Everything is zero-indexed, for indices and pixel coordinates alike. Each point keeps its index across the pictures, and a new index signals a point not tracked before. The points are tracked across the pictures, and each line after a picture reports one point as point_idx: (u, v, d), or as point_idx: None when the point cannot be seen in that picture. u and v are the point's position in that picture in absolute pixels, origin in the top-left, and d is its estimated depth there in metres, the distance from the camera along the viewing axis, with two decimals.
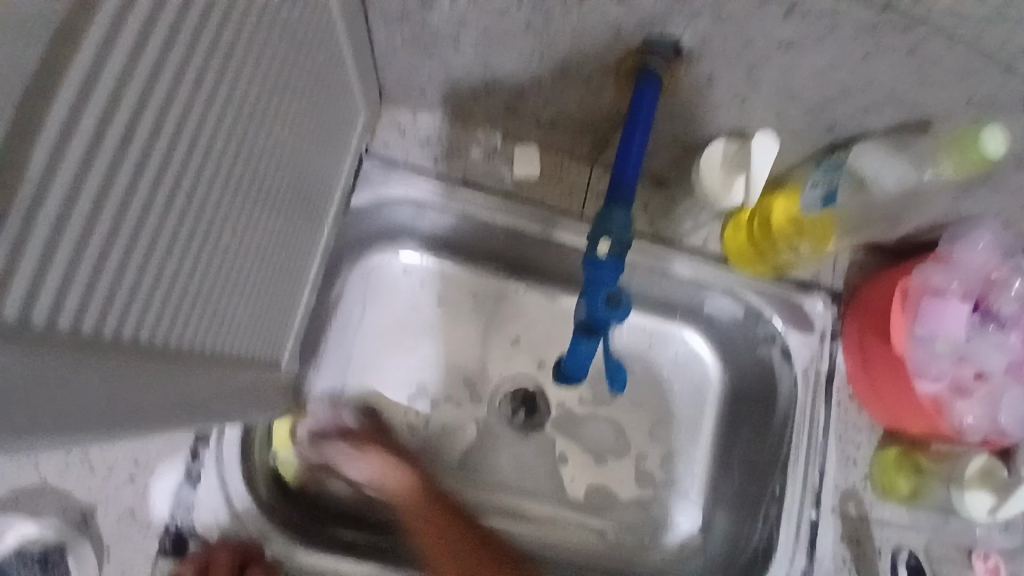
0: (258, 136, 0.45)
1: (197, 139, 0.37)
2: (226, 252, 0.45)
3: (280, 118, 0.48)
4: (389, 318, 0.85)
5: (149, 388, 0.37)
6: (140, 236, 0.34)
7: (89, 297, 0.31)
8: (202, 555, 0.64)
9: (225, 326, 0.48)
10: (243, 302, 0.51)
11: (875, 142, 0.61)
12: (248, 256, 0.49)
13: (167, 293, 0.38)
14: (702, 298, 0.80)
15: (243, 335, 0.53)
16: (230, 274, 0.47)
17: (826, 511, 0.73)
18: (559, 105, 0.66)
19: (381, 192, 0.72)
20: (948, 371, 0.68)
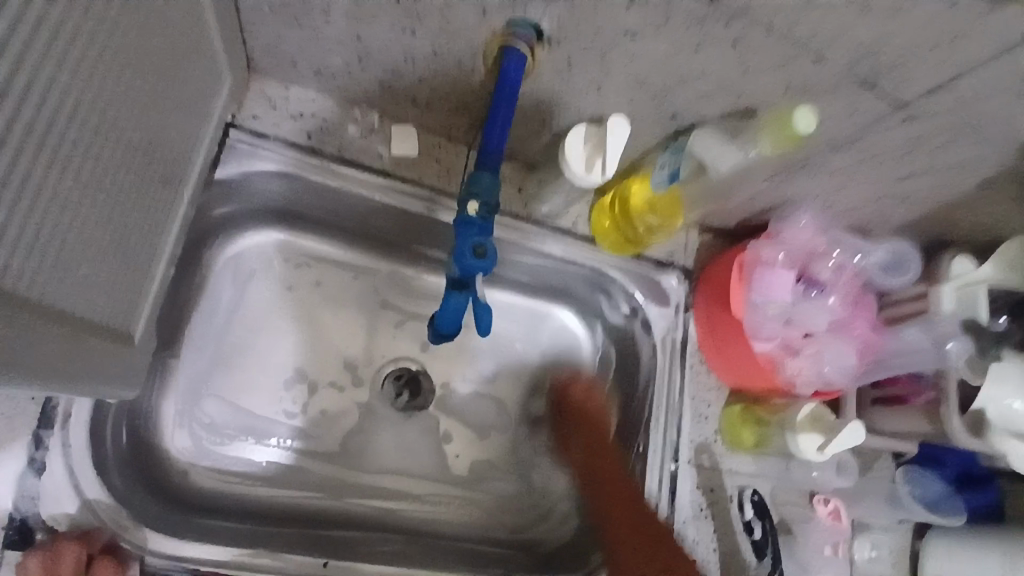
0: (103, 73, 0.43)
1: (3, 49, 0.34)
2: (60, 187, 0.42)
3: (133, 63, 0.46)
4: (262, 301, 0.83)
5: None
6: None
7: None
8: (49, 547, 0.59)
9: (62, 280, 0.45)
10: (88, 258, 0.48)
11: (708, 130, 0.68)
12: (86, 202, 0.46)
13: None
14: (576, 274, 0.84)
15: (86, 295, 0.48)
16: (66, 218, 0.44)
17: (684, 463, 0.80)
18: (433, 85, 0.68)
19: (251, 166, 0.70)
20: (777, 333, 0.77)
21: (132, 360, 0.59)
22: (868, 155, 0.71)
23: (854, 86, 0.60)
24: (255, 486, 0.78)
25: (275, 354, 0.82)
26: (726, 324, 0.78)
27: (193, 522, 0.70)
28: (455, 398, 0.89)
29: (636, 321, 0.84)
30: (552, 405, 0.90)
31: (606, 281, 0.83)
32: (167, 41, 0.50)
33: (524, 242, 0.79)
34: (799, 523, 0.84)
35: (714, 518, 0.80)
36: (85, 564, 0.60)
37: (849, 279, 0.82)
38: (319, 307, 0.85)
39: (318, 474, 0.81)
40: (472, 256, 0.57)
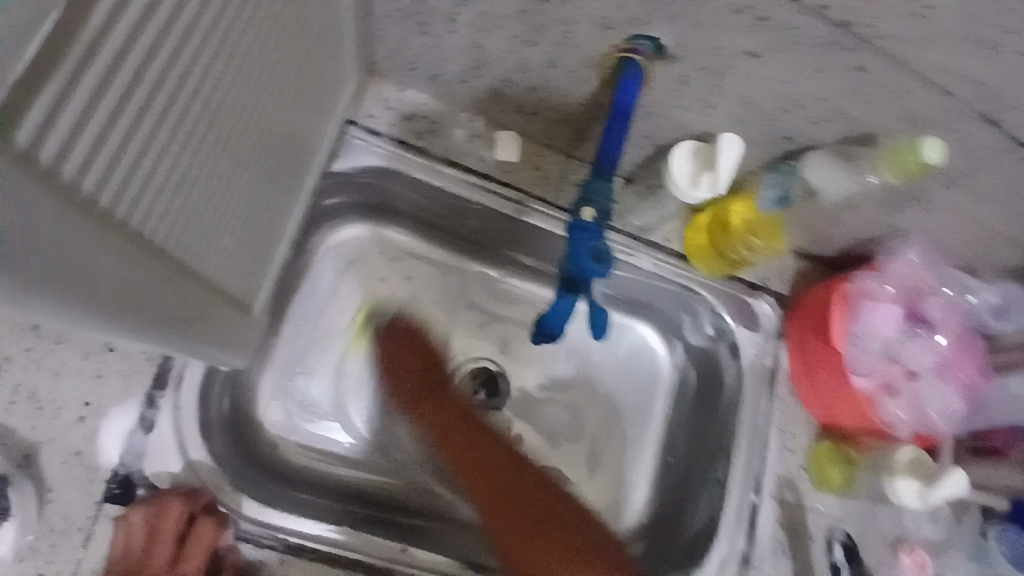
0: (265, 68, 0.48)
1: (198, 43, 0.37)
2: (219, 168, 0.46)
3: (286, 60, 0.51)
4: (357, 290, 0.87)
5: (138, 277, 0.39)
6: (145, 125, 0.35)
7: (116, 167, 0.34)
8: (151, 504, 0.63)
9: (212, 251, 0.49)
10: (228, 234, 0.52)
11: (822, 154, 0.66)
12: (235, 184, 0.50)
13: (161, 189, 0.39)
14: (664, 290, 0.83)
15: (226, 264, 0.53)
16: (220, 199, 0.48)
17: (766, 495, 0.78)
18: (542, 94, 0.70)
19: (363, 161, 0.74)
20: (878, 369, 0.75)
21: (246, 333, 0.64)
22: (987, 193, 0.67)
23: (983, 119, 0.57)
24: (337, 466, 0.82)
25: (362, 344, 0.86)
26: (820, 355, 0.76)
27: (283, 494, 0.75)
28: (530, 403, 0.90)
29: (723, 344, 0.82)
30: (625, 421, 0.90)
31: (695, 300, 0.82)
32: (313, 41, 0.54)
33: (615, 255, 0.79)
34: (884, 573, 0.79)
35: (794, 555, 0.77)
36: (186, 524, 0.64)
37: (958, 318, 0.78)
38: (409, 301, 0.89)
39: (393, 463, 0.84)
40: (591, 260, 0.58)
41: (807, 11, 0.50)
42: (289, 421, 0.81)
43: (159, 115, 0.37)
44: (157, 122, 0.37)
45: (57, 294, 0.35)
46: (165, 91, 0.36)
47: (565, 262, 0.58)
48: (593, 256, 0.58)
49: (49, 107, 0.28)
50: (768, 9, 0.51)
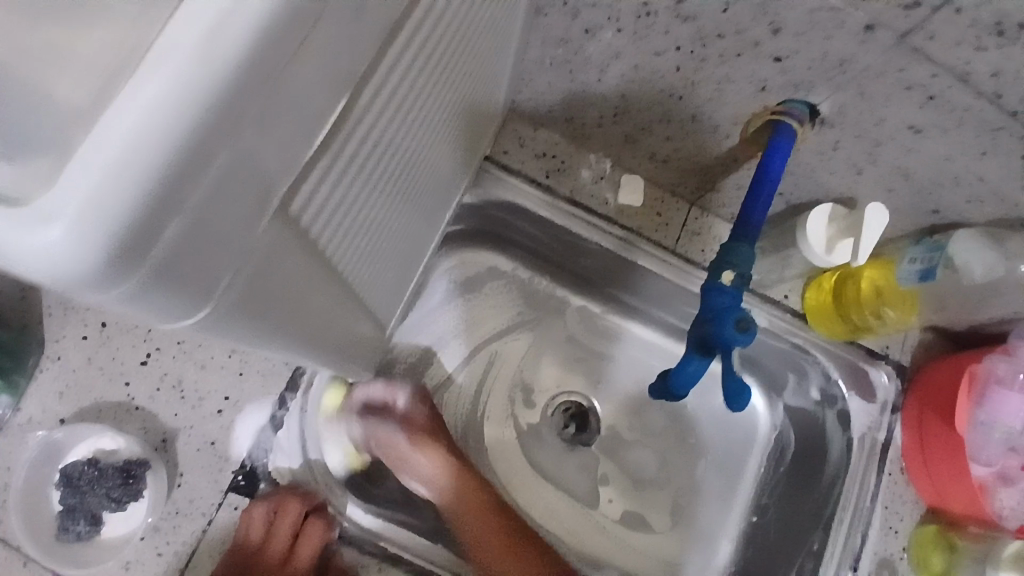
0: (446, 111, 0.51)
1: (411, 97, 0.40)
2: (396, 201, 0.49)
3: (461, 103, 0.53)
4: (469, 315, 0.90)
5: (323, 308, 0.44)
6: (365, 176, 0.39)
7: (341, 212, 0.38)
8: (271, 500, 0.66)
9: (372, 278, 0.52)
10: (386, 262, 0.55)
11: (972, 233, 0.64)
12: (400, 221, 0.53)
13: (355, 232, 0.42)
14: (777, 348, 0.82)
15: (380, 290, 0.57)
16: (387, 233, 0.51)
17: (863, 573, 0.75)
18: (679, 144, 0.71)
19: (492, 195, 0.77)
20: (997, 458, 0.71)
21: (373, 349, 0.67)
22: None
23: None
24: None
25: (466, 375, 0.89)
26: (936, 435, 0.73)
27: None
28: (619, 443, 0.90)
29: (830, 411, 0.80)
30: (715, 474, 0.89)
31: (807, 362, 0.80)
32: (481, 86, 0.58)
33: None
34: None
35: None
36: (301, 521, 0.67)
37: None
38: (513, 330, 0.91)
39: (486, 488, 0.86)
40: (735, 331, 0.56)
41: (983, 96, 0.49)
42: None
43: (366, 162, 0.39)
44: (367, 171, 0.39)
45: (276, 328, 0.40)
46: (382, 143, 0.39)
47: (700, 325, 0.59)
48: (737, 325, 0.57)
49: (315, 174, 0.32)
50: (942, 90, 0.49)
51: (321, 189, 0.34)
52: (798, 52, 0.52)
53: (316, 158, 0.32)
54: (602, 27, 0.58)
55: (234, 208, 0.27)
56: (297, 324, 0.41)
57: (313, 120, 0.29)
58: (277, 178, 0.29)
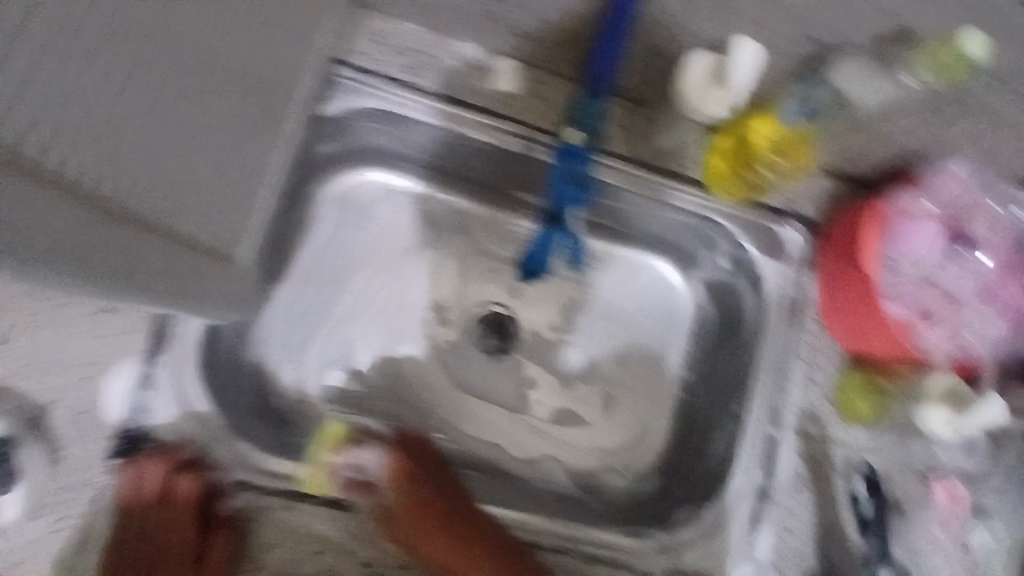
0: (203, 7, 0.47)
1: None
2: (167, 109, 0.46)
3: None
4: (367, 241, 0.84)
5: (96, 248, 0.40)
6: (61, 73, 0.37)
7: (53, 117, 0.37)
8: (133, 466, 0.64)
9: (177, 206, 0.49)
10: (194, 185, 0.51)
11: (855, 58, 0.59)
12: (182, 117, 0.47)
13: (65, 118, 0.37)
14: (683, 221, 0.79)
15: (198, 217, 0.53)
16: (172, 141, 0.47)
17: (786, 430, 0.74)
18: (541, 10, 0.64)
19: (355, 104, 0.69)
20: (911, 296, 0.68)
21: (237, 286, 0.63)
22: None
23: None
24: (356, 415, 0.82)
25: (376, 312, 0.84)
26: (846, 279, 0.70)
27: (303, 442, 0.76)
28: (542, 344, 0.88)
29: (743, 276, 0.78)
30: (638, 359, 0.88)
31: (712, 229, 0.77)
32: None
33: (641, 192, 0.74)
34: (915, 508, 0.75)
35: (816, 490, 0.74)
36: (168, 479, 0.64)
37: (1000, 235, 0.70)
38: (415, 251, 0.86)
39: (416, 413, 0.84)
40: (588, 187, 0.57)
41: None
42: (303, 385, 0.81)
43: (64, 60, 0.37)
44: (81, 66, 0.38)
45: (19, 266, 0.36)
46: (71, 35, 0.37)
47: None
48: None
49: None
50: None
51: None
52: None
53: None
54: None
55: None
56: (62, 269, 0.39)
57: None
58: None
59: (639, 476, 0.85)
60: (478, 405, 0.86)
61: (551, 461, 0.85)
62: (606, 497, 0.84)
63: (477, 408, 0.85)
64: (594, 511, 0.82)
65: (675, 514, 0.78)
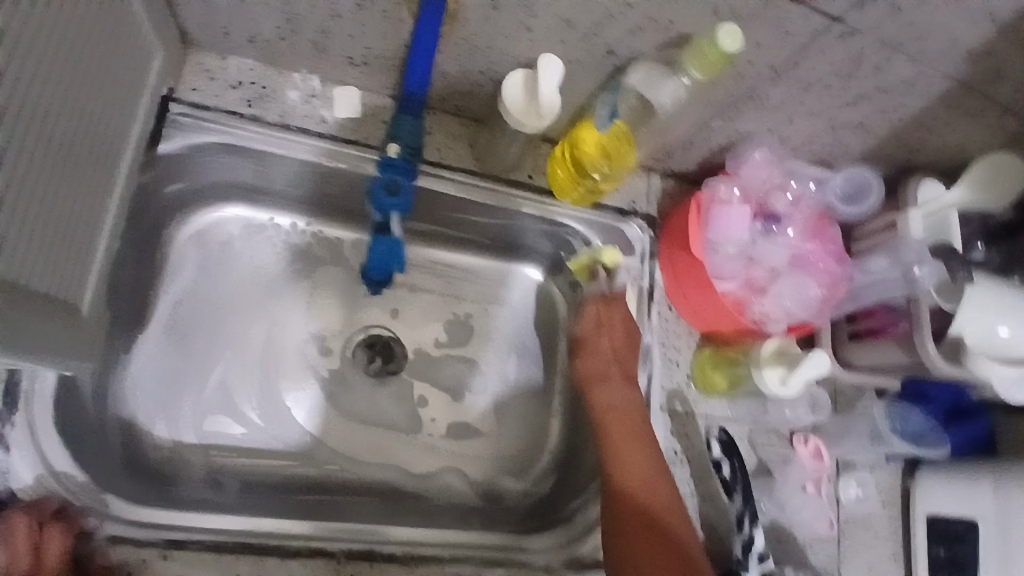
0: (45, 62, 0.48)
1: None
2: (4, 160, 0.46)
3: (67, 49, 0.51)
4: (234, 279, 0.84)
5: None
6: None
7: None
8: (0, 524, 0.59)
9: (8, 255, 0.48)
10: (31, 230, 0.51)
11: (644, 65, 0.66)
12: (10, 172, 0.47)
13: None
14: (542, 229, 0.85)
15: (35, 266, 0.52)
16: (7, 188, 0.47)
17: (655, 409, 0.79)
18: (364, 41, 0.67)
19: (195, 140, 0.70)
20: (738, 270, 0.76)
21: (84, 333, 0.61)
22: (815, 81, 0.67)
23: (783, 4, 0.57)
24: (236, 457, 0.80)
25: (247, 347, 0.83)
26: (684, 265, 0.78)
27: (185, 493, 0.75)
28: (425, 362, 0.90)
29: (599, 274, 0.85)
30: (523, 363, 0.92)
31: (567, 233, 0.84)
32: (90, 11, 0.52)
33: (498, 203, 0.80)
34: (780, 467, 0.82)
35: (690, 462, 0.78)
36: (37, 531, 0.59)
37: (806, 209, 0.80)
38: (285, 283, 0.86)
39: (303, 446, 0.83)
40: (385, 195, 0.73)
41: None
42: (178, 433, 0.79)
43: None
44: None
45: None
46: None
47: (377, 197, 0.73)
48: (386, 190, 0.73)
49: None
50: None
51: None
52: None
53: None
54: None
55: None
56: None
57: None
58: None
59: (539, 476, 0.88)
60: (367, 431, 0.86)
61: (447, 475, 0.86)
62: (507, 502, 0.86)
63: (368, 434, 0.85)
64: (491, 518, 0.83)
65: (566, 506, 0.81)
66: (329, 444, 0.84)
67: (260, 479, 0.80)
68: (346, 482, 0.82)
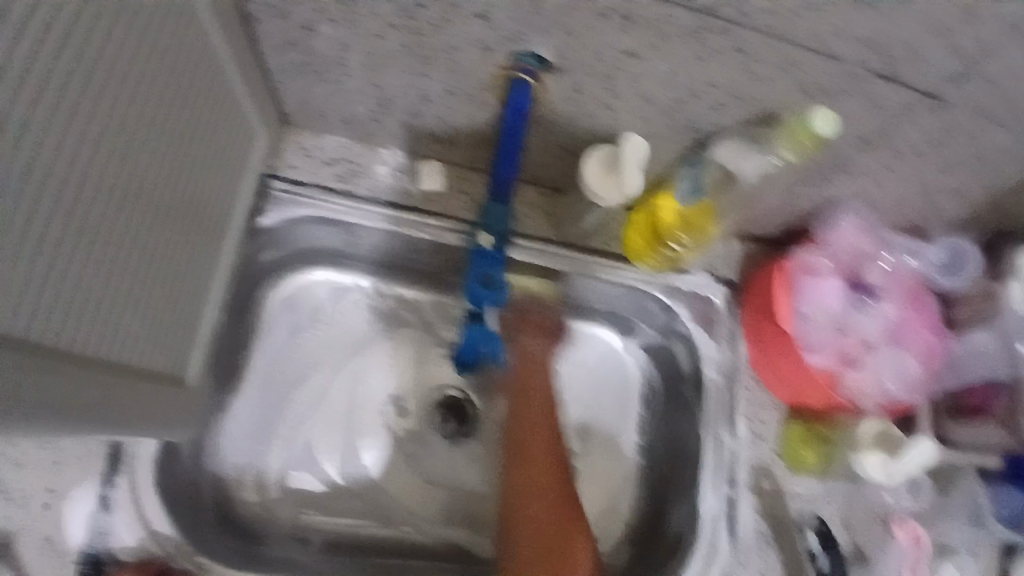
0: (166, 163, 0.53)
1: (63, 149, 0.40)
2: (129, 259, 0.51)
3: (186, 146, 0.55)
4: (321, 339, 0.87)
5: (76, 391, 0.45)
6: (72, 249, 0.43)
7: (61, 293, 0.43)
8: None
9: (127, 337, 0.53)
10: (145, 315, 0.55)
11: (731, 137, 0.65)
12: (116, 262, 0.49)
13: (62, 292, 0.43)
14: (620, 295, 0.85)
15: (146, 346, 0.56)
16: (129, 281, 0.51)
17: (741, 487, 0.77)
18: (450, 120, 0.71)
19: (290, 213, 0.75)
20: (832, 344, 0.73)
21: (185, 401, 0.65)
22: (909, 149, 0.65)
23: (877, 79, 0.56)
24: (319, 515, 0.82)
25: (331, 406, 0.86)
26: (774, 338, 0.74)
27: (272, 552, 0.78)
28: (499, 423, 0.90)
29: (677, 340, 0.84)
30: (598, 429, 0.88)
31: (644, 295, 0.82)
32: (204, 109, 0.57)
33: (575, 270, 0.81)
34: (877, 553, 0.77)
35: (778, 545, 0.76)
36: None
37: (899, 277, 0.76)
38: (366, 343, 0.89)
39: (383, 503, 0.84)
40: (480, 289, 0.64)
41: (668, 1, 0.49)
42: (264, 488, 0.82)
43: (68, 236, 0.43)
44: (80, 245, 0.44)
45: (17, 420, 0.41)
46: (74, 214, 0.43)
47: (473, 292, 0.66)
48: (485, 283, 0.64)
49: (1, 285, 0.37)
50: (628, 7, 0.50)
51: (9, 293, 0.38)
52: (489, 5, 0.52)
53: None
54: (315, 24, 0.57)
55: None
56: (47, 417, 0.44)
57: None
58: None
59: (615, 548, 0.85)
60: (445, 494, 0.86)
61: None
62: None
63: (445, 497, 0.86)
64: None
65: None
66: (407, 507, 0.85)
67: (342, 539, 0.82)
68: (424, 545, 0.84)
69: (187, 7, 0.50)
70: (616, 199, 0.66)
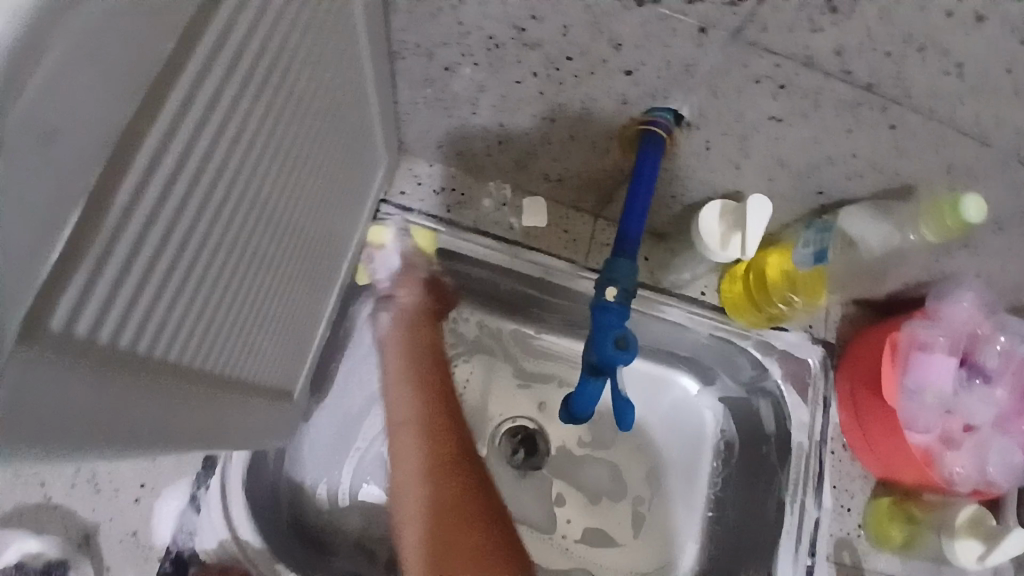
0: (315, 192, 0.55)
1: (250, 190, 0.42)
2: (275, 282, 0.53)
3: (327, 172, 0.57)
4: (405, 357, 0.89)
5: (226, 413, 0.48)
6: (243, 280, 0.46)
7: (229, 323, 0.45)
8: None
9: (261, 358, 0.55)
10: (274, 334, 0.57)
11: (858, 207, 0.65)
12: (264, 286, 0.50)
13: (229, 324, 0.46)
14: (706, 347, 0.83)
15: (271, 366, 0.58)
16: (271, 305, 0.53)
17: (821, 558, 0.75)
18: (566, 163, 0.71)
19: (397, 236, 0.77)
20: (935, 423, 0.71)
21: (288, 416, 0.67)
22: None
23: None
24: (389, 529, 0.83)
25: None
26: (871, 408, 0.73)
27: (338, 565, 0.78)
28: (567, 458, 0.90)
29: (761, 396, 0.83)
30: (669, 473, 0.89)
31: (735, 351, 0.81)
32: (345, 143, 0.58)
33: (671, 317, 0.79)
34: None
35: None
36: None
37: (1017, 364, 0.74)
38: (446, 365, 0.90)
39: None
40: (613, 349, 0.60)
41: (831, 77, 0.49)
42: (336, 498, 0.83)
43: (240, 267, 0.44)
44: (244, 276, 0.46)
45: (188, 441, 0.44)
46: (247, 249, 0.45)
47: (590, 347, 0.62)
48: (616, 343, 0.61)
49: (187, 321, 0.39)
50: (789, 77, 0.50)
51: (192, 325, 0.40)
52: (644, 63, 0.52)
53: (185, 304, 0.38)
54: (460, 64, 0.59)
55: (141, 396, 0.35)
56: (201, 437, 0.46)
57: (178, 302, 0.37)
58: (153, 352, 0.36)
59: None
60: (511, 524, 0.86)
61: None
62: None
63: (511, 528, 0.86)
64: None
65: None
66: None
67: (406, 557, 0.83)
68: None
69: (352, 46, 0.51)
70: (748, 254, 0.65)
